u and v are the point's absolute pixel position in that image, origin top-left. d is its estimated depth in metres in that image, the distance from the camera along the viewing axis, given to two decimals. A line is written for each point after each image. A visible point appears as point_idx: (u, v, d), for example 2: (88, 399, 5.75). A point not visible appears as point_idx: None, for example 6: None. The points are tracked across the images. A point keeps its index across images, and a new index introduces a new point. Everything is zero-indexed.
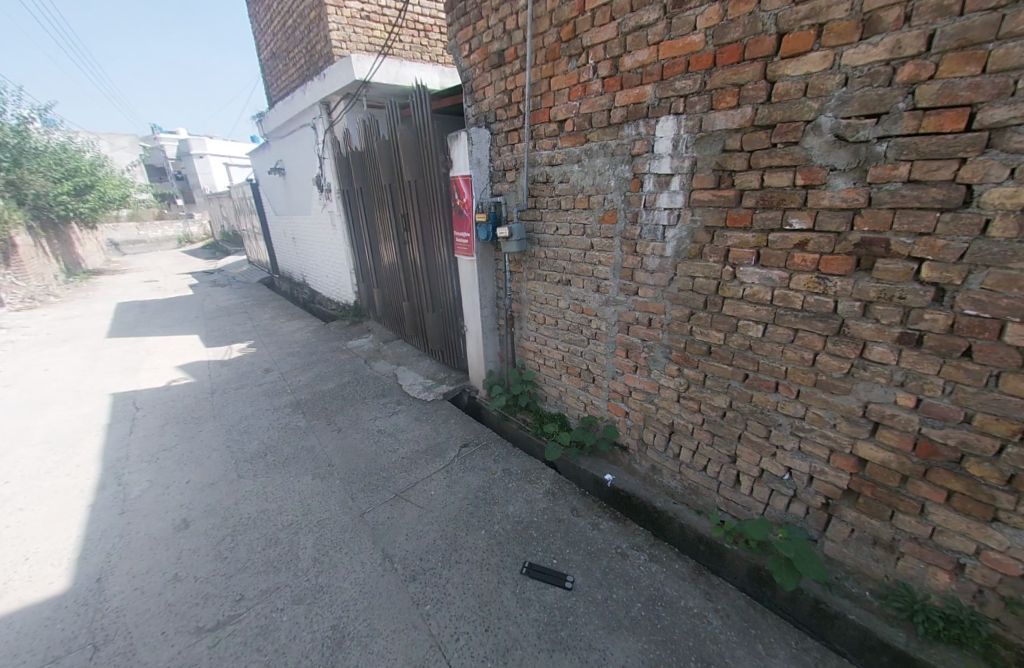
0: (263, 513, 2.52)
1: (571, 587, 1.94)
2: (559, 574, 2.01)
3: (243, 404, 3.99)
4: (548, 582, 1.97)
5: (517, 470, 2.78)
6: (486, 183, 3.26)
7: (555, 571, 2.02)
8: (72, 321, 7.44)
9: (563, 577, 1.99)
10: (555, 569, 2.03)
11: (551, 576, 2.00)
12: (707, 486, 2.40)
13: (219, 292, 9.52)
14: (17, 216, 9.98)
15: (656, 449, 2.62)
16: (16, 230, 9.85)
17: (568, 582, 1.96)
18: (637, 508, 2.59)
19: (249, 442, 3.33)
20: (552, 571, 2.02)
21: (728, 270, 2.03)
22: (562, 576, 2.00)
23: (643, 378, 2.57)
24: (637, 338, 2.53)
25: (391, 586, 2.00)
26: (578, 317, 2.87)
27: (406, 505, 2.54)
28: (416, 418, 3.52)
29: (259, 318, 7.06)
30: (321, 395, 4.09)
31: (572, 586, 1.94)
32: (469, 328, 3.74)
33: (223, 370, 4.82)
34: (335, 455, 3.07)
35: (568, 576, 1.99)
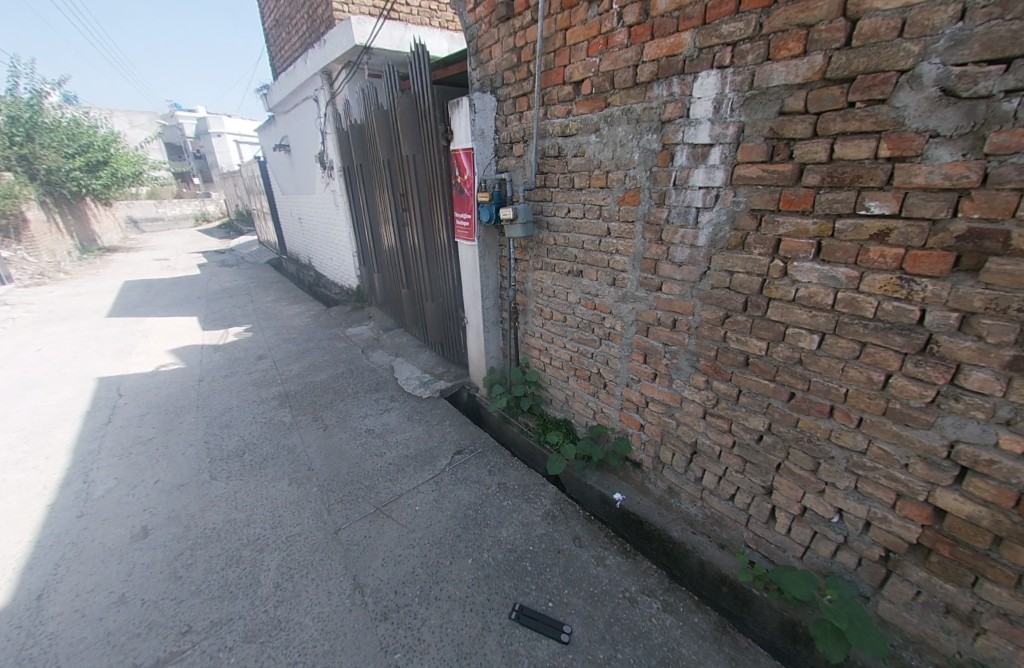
0: (229, 524, 2.28)
1: (565, 639, 1.64)
2: (554, 622, 1.71)
3: (228, 394, 3.76)
4: (541, 632, 1.68)
5: (513, 484, 2.46)
6: (491, 157, 2.88)
7: (549, 617, 1.73)
8: (76, 299, 7.38)
9: (559, 625, 1.70)
10: (550, 615, 1.74)
11: (545, 625, 1.70)
12: (734, 517, 2.05)
13: (226, 272, 9.37)
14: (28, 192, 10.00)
15: (674, 469, 2.27)
16: (27, 206, 9.87)
17: (564, 633, 1.66)
18: (650, 536, 2.27)
19: (228, 438, 3.10)
20: (546, 617, 1.73)
21: (778, 264, 1.64)
22: (557, 623, 1.71)
23: (663, 388, 2.21)
24: (657, 341, 2.16)
25: (359, 628, 1.73)
26: (590, 313, 2.50)
27: (386, 521, 2.26)
28: (409, 420, 3.17)
29: (260, 300, 6.85)
30: (311, 386, 3.83)
31: (568, 639, 1.64)
32: (469, 320, 3.40)
33: (215, 356, 4.62)
34: (316, 457, 2.81)
35: (564, 625, 1.70)
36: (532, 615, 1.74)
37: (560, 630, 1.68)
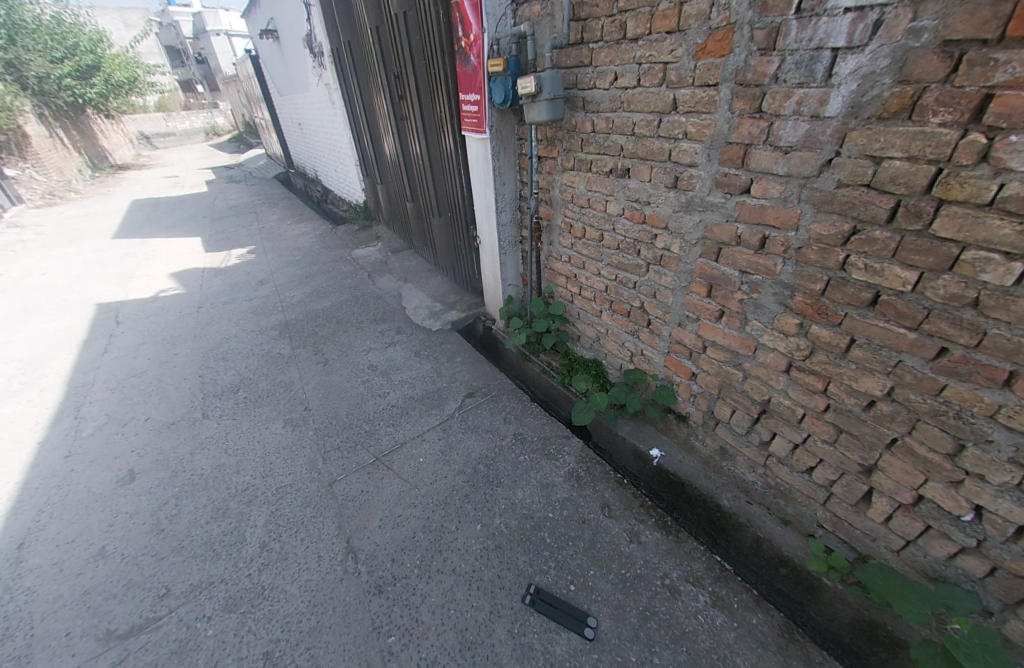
0: (217, 471, 2.08)
1: (590, 636, 1.35)
2: (577, 614, 1.42)
3: (226, 323, 3.48)
4: (561, 624, 1.39)
5: (532, 435, 2.10)
6: (507, 5, 2.05)
7: (573, 606, 1.44)
8: (86, 220, 7.15)
9: (584, 617, 1.41)
10: (573, 604, 1.45)
11: (565, 616, 1.42)
12: (807, 493, 1.63)
13: (233, 188, 8.81)
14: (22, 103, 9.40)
15: (733, 429, 1.83)
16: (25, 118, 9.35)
17: (589, 629, 1.37)
18: (692, 501, 1.92)
19: (223, 372, 2.85)
20: (569, 606, 1.44)
21: (975, 142, 0.98)
22: (581, 615, 1.42)
23: (731, 331, 1.67)
24: (732, 269, 1.57)
25: (349, 602, 1.50)
26: (637, 229, 1.89)
27: (386, 473, 1.98)
28: (416, 356, 2.79)
29: (265, 218, 6.37)
30: (313, 314, 3.48)
31: (592, 636, 1.36)
32: (480, 240, 2.82)
33: (216, 280, 4.30)
34: (314, 396, 2.52)
35: (591, 618, 1.40)
36: (551, 602, 1.46)
37: (584, 623, 1.40)
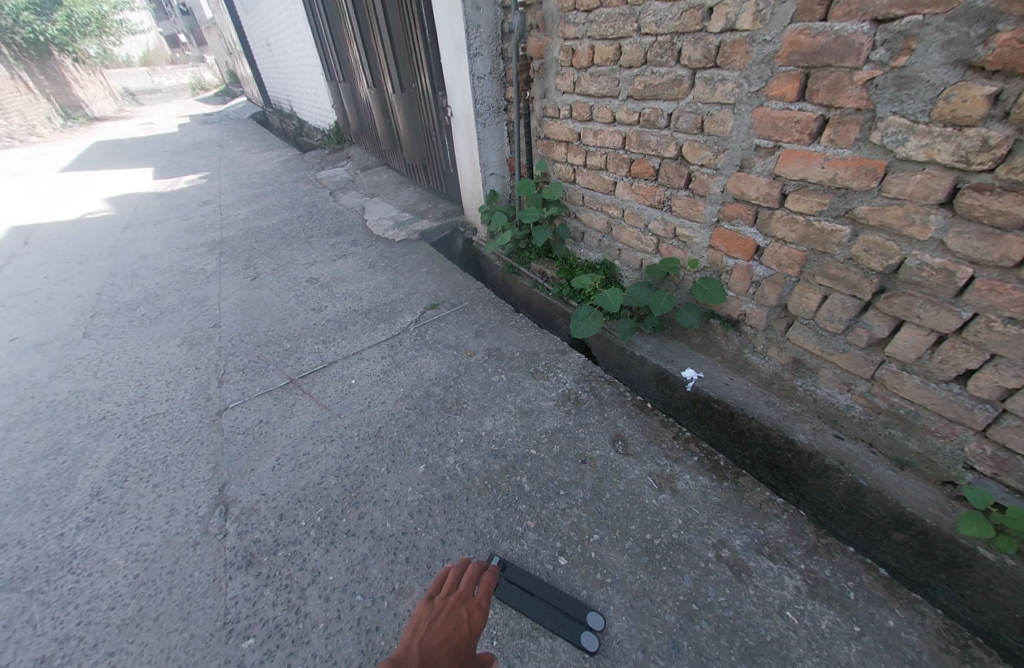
0: (70, 398, 1.49)
1: (590, 648, 0.76)
2: (569, 609, 0.82)
3: (151, 241, 2.85)
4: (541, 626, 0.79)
5: (513, 351, 1.47)
6: None
7: (563, 595, 0.84)
8: (37, 158, 6.45)
9: (582, 613, 0.81)
10: (563, 592, 0.84)
11: (549, 612, 0.81)
12: (950, 417, 1.01)
13: (204, 129, 8.00)
14: None
15: (818, 328, 1.18)
16: None
17: (588, 635, 0.77)
18: (746, 438, 1.30)
19: (127, 290, 2.23)
20: (554, 596, 0.83)
21: None
22: (577, 609, 0.82)
23: (839, 152, 0.99)
24: (856, 21, 0.87)
25: (194, 583, 0.93)
26: (675, 12, 1.17)
27: (299, 397, 1.37)
28: (370, 266, 2.14)
29: (230, 150, 5.62)
30: (256, 231, 2.82)
31: (594, 649, 0.76)
32: (453, 111, 2.11)
33: (154, 203, 3.64)
34: (229, 311, 1.90)
35: (593, 616, 0.80)
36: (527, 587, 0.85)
37: (582, 625, 0.79)
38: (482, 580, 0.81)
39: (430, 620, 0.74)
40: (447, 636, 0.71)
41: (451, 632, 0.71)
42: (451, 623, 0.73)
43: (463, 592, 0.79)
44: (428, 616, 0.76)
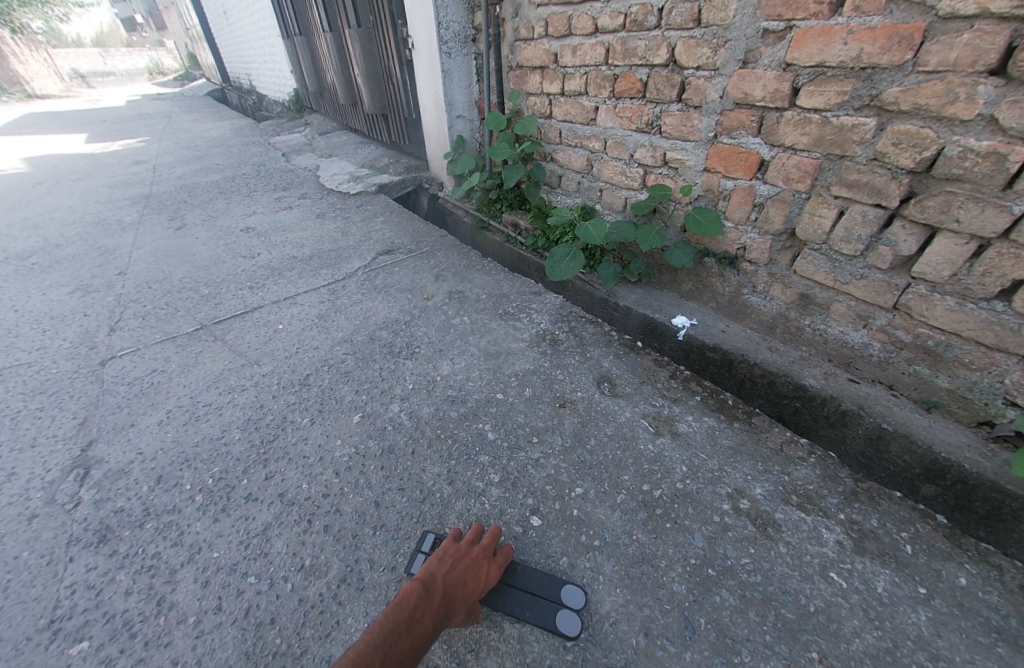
0: None
1: (570, 633, 0.54)
2: (537, 585, 0.59)
3: (64, 196, 2.46)
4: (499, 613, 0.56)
5: (479, 293, 1.24)
6: None
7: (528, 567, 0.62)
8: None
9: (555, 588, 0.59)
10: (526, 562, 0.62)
11: (509, 594, 0.59)
12: (990, 344, 0.84)
13: (152, 105, 7.41)
14: None
15: (832, 252, 1.01)
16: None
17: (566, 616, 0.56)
18: (748, 388, 1.11)
19: (21, 241, 1.87)
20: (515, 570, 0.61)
21: None
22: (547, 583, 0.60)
23: (863, 21, 0.83)
24: None
25: (18, 569, 0.64)
26: None
27: (210, 344, 1.10)
28: (318, 217, 1.87)
29: (177, 121, 5.14)
30: (191, 187, 2.48)
31: (576, 634, 0.54)
32: (415, 42, 1.88)
33: (78, 163, 3.22)
34: (141, 259, 1.59)
35: (572, 591, 0.58)
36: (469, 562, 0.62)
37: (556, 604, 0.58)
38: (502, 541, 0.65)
39: (449, 559, 0.58)
40: (469, 585, 0.56)
41: (472, 584, 0.56)
42: (474, 572, 0.57)
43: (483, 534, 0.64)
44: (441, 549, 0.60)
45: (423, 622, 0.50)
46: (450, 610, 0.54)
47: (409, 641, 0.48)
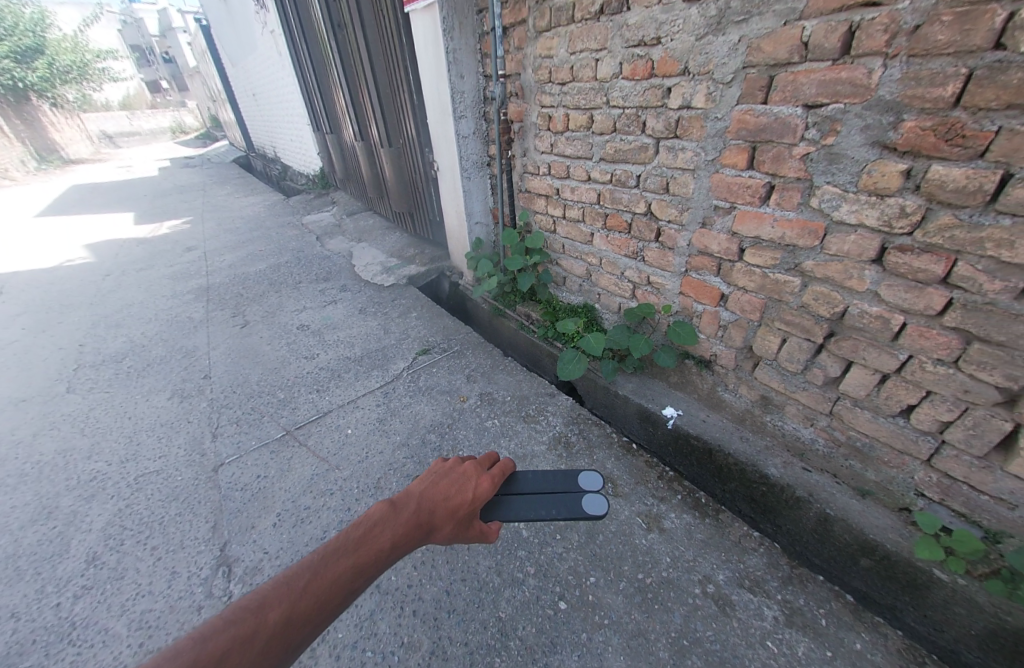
0: (59, 457, 1.47)
1: (600, 511, 0.85)
2: (561, 490, 0.88)
3: (134, 289, 2.84)
4: (543, 514, 0.82)
5: (504, 395, 1.54)
6: None
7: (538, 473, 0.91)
8: (11, 205, 6.47)
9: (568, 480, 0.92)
10: (544, 473, 0.91)
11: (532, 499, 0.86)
12: (898, 448, 1.11)
13: (184, 172, 8.07)
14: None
15: (781, 367, 1.30)
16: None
17: (590, 497, 0.87)
18: (725, 473, 1.38)
19: (111, 340, 2.22)
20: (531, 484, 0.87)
21: None
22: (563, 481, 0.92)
23: (782, 216, 1.14)
24: (792, 105, 1.02)
25: None
26: (640, 90, 1.33)
27: (297, 450, 1.39)
28: (360, 313, 2.21)
29: (212, 195, 5.68)
30: (243, 276, 2.86)
31: (603, 510, 0.85)
32: (439, 165, 2.25)
33: (136, 249, 3.65)
34: (220, 361, 1.92)
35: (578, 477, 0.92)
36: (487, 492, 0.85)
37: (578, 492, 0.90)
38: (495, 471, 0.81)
39: (429, 486, 0.72)
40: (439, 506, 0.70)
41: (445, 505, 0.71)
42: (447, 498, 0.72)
43: (466, 469, 0.78)
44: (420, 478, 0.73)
45: (381, 537, 0.62)
46: (420, 525, 0.68)
47: (356, 556, 0.59)
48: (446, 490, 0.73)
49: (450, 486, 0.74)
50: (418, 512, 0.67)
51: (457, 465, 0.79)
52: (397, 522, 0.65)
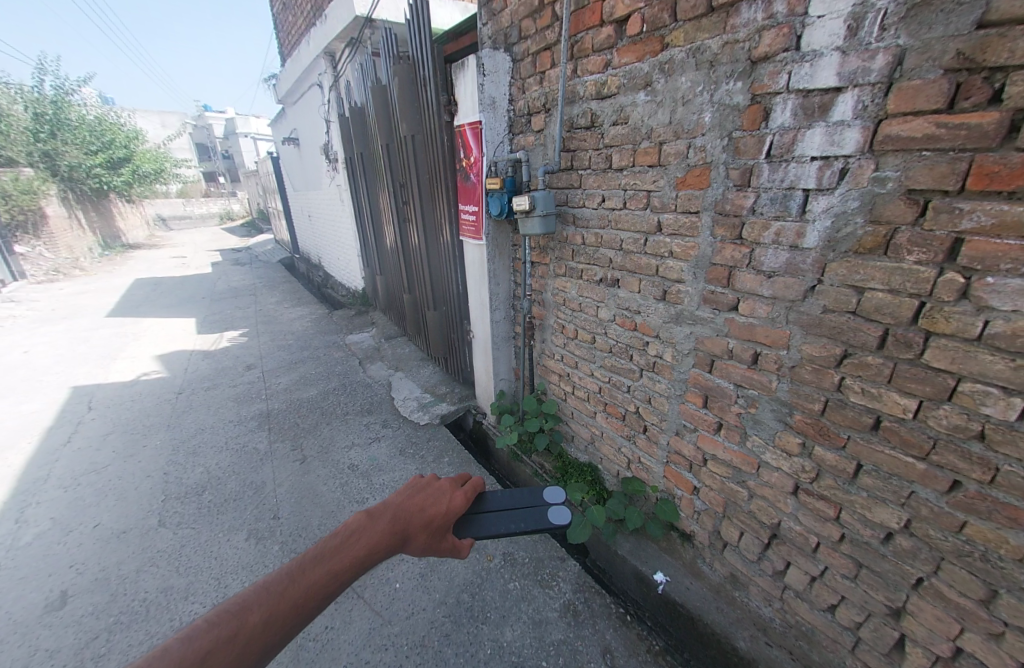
0: (161, 595, 1.83)
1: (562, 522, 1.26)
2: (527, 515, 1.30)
3: (205, 411, 3.35)
4: (515, 527, 1.23)
5: (524, 557, 1.91)
6: (503, 134, 2.17)
7: (506, 493, 1.39)
8: (85, 300, 7.39)
9: (534, 495, 1.40)
10: (514, 504, 1.33)
11: (507, 520, 1.26)
12: (832, 637, 1.43)
13: (235, 271, 9.13)
14: (34, 191, 10.29)
15: (742, 553, 1.66)
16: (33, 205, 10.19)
17: (555, 514, 1.29)
18: (705, 641, 1.67)
19: (190, 469, 2.66)
20: (502, 509, 1.30)
21: (957, 282, 0.97)
22: (530, 507, 1.34)
23: (729, 446, 1.59)
24: (726, 382, 1.53)
25: None
26: (628, 335, 1.87)
27: (356, 603, 1.73)
28: (401, 455, 2.63)
29: (263, 301, 6.49)
30: (298, 403, 3.36)
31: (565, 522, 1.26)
32: (475, 334, 2.84)
33: (202, 363, 4.25)
34: (286, 501, 2.32)
35: (539, 491, 1.41)
36: (473, 517, 1.26)
37: (544, 515, 1.31)
38: (470, 487, 1.23)
39: (403, 502, 1.04)
40: (410, 517, 1.03)
41: (417, 516, 1.04)
42: (416, 511, 1.05)
43: (440, 487, 1.16)
44: (401, 494, 1.08)
45: (357, 544, 0.88)
46: (399, 529, 0.99)
47: (330, 565, 0.83)
48: (420, 503, 1.07)
49: (426, 496, 1.11)
50: (393, 520, 0.98)
51: (435, 482, 1.18)
52: (373, 532, 0.93)
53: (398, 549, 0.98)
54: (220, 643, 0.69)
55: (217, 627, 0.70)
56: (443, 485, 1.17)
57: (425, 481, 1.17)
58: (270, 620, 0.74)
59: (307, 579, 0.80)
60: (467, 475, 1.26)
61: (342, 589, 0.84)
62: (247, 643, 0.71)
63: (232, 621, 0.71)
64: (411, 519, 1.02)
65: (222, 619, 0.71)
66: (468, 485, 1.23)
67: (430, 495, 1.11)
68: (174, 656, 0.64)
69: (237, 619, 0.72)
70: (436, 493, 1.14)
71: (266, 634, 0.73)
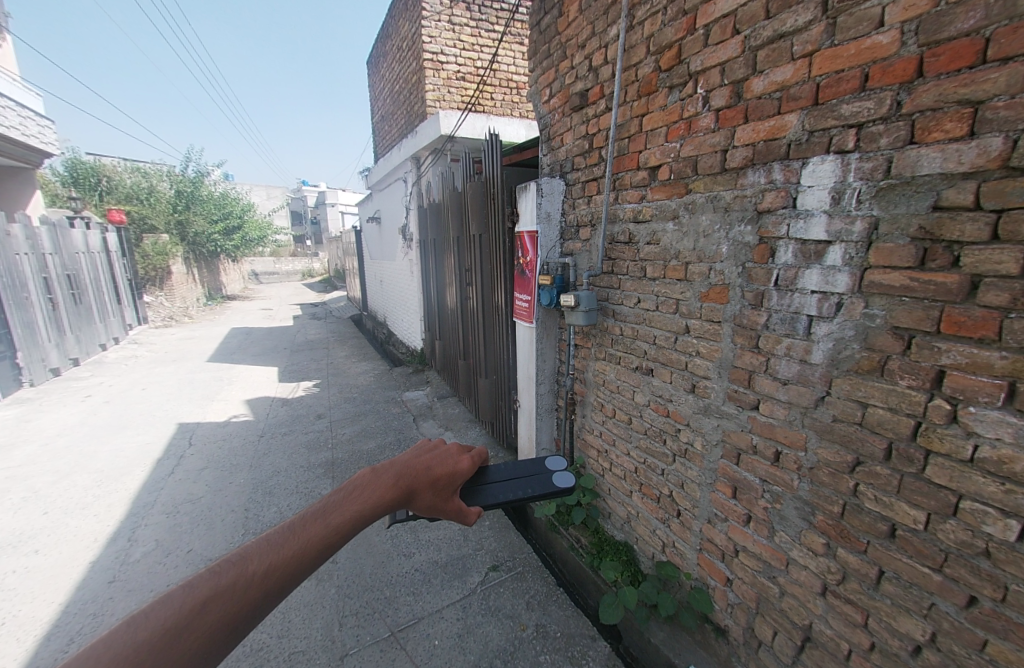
0: None
1: (569, 483, 1.46)
2: (530, 481, 1.46)
3: (280, 455, 3.80)
4: (522, 494, 1.38)
5: (556, 631, 2.00)
6: (555, 240, 2.59)
7: (508, 465, 1.53)
8: (189, 345, 8.66)
9: (538, 466, 1.57)
10: (512, 472, 1.47)
11: (512, 486, 1.41)
12: None
13: (312, 325, 10.29)
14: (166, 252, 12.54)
15: (777, 655, 1.65)
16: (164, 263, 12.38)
17: (559, 478, 1.48)
18: None
19: (266, 508, 3.04)
20: (504, 477, 1.44)
21: (945, 410, 1.12)
22: (532, 475, 1.50)
23: (758, 538, 1.67)
24: (752, 475, 1.65)
25: None
26: (661, 420, 2.06)
27: (399, 653, 1.90)
28: None
29: (334, 355, 7.27)
30: (358, 455, 3.73)
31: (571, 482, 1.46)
32: (521, 403, 3.11)
33: (280, 410, 4.83)
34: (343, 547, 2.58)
35: (540, 461, 1.59)
36: (481, 488, 1.39)
37: (547, 480, 1.49)
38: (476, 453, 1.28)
39: (410, 461, 1.13)
40: (415, 473, 1.10)
41: (423, 474, 1.12)
42: (421, 468, 1.12)
43: (447, 450, 1.23)
44: (409, 454, 1.17)
45: (362, 497, 0.99)
46: (410, 487, 1.08)
47: (337, 523, 0.92)
48: (426, 462, 1.15)
49: (440, 455, 1.20)
50: (398, 477, 1.06)
51: (441, 446, 1.24)
52: (378, 489, 1.01)
53: (406, 503, 1.07)
54: (221, 589, 0.78)
55: (219, 576, 0.79)
56: (450, 449, 1.23)
57: (434, 444, 1.25)
58: (269, 570, 0.82)
59: (305, 534, 0.88)
60: (470, 445, 1.32)
61: (342, 542, 0.91)
62: (247, 588, 0.80)
63: (232, 571, 0.80)
64: (416, 476, 1.10)
65: (224, 568, 0.80)
66: (475, 452, 1.29)
67: (435, 456, 1.18)
68: (180, 599, 0.75)
69: (237, 568, 0.81)
70: (443, 455, 1.21)
71: (266, 582, 0.82)
